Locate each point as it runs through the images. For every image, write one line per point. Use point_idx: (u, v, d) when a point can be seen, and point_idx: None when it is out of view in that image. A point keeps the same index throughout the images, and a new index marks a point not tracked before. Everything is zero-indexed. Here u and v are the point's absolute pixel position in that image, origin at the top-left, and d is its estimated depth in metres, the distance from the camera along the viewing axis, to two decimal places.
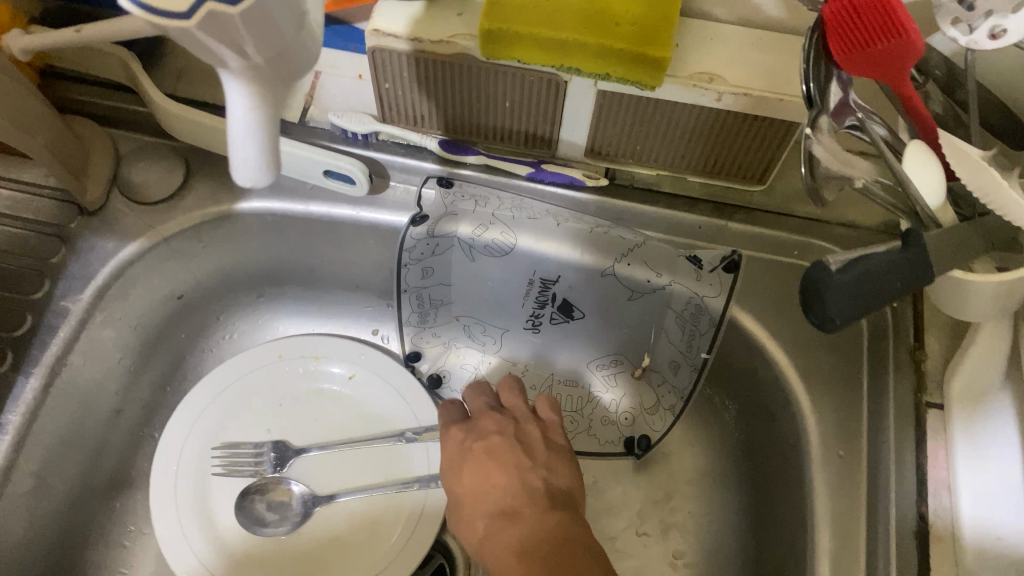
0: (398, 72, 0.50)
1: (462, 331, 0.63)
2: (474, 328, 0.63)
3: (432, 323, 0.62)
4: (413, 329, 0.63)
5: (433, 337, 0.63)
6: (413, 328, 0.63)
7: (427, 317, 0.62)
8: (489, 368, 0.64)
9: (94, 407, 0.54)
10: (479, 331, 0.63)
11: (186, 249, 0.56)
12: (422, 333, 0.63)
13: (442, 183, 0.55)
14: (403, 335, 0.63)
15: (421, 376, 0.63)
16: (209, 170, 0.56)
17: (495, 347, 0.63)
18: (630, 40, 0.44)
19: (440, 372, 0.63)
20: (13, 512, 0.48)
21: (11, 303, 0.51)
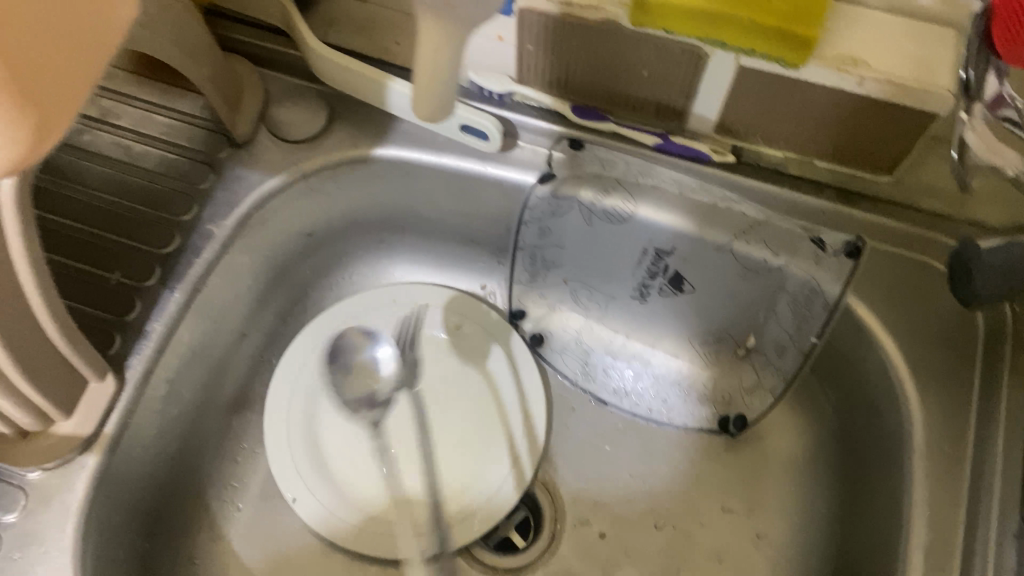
0: (542, 35, 0.52)
1: (568, 294, 0.65)
2: (580, 292, 0.65)
3: (541, 283, 0.65)
4: (522, 286, 0.65)
5: (542, 296, 0.65)
6: (522, 286, 0.65)
7: (537, 276, 0.64)
8: (592, 333, 0.65)
9: (224, 327, 0.57)
10: (586, 297, 0.65)
11: (322, 189, 0.59)
12: (528, 293, 0.65)
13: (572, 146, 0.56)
14: (511, 292, 0.65)
15: (524, 334, 0.65)
16: (349, 116, 0.59)
17: (599, 313, 0.65)
18: (782, 17, 0.44)
19: (542, 332, 0.65)
20: (149, 415, 0.52)
21: (161, 222, 0.54)
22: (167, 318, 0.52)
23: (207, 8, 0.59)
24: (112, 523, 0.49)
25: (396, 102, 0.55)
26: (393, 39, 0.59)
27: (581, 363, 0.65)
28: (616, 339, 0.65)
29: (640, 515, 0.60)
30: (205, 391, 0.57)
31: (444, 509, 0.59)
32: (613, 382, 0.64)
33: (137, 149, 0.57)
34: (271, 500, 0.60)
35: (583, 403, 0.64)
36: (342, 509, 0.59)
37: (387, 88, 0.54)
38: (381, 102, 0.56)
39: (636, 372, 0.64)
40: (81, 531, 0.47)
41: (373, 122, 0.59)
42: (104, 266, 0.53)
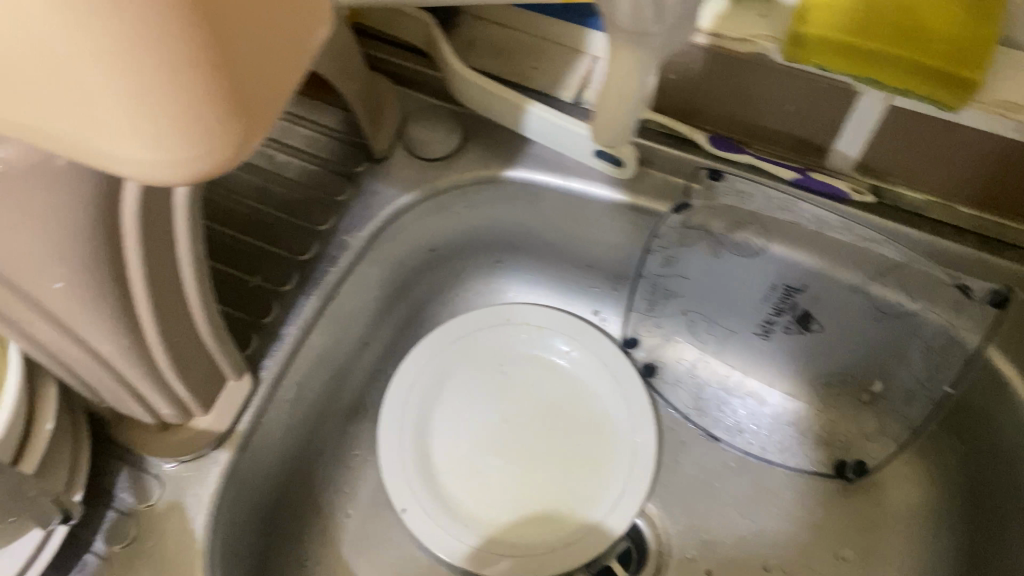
0: (687, 65, 0.52)
1: (686, 325, 0.65)
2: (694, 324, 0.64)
3: (659, 312, 0.65)
4: (637, 315, 0.66)
5: (655, 326, 0.66)
6: (639, 314, 0.66)
7: (655, 305, 0.65)
8: (707, 366, 0.65)
9: (349, 336, 0.59)
10: (703, 329, 0.64)
11: (452, 206, 0.60)
12: (640, 322, 0.66)
13: (711, 175, 0.55)
14: (627, 319, 0.65)
15: (637, 363, 0.65)
16: (483, 137, 0.60)
17: (716, 347, 0.65)
18: (946, 58, 0.44)
19: (655, 363, 0.66)
20: (276, 416, 0.53)
21: (300, 230, 0.56)
22: (301, 324, 0.53)
23: (354, 27, 0.61)
24: (236, 520, 0.51)
25: (533, 125, 0.56)
26: (531, 64, 0.60)
27: (694, 396, 0.65)
28: (730, 375, 0.65)
29: (749, 556, 0.59)
30: (326, 397, 0.58)
31: (552, 531, 0.59)
32: (726, 416, 0.64)
33: (280, 159, 0.58)
34: (380, 509, 0.61)
35: (692, 437, 0.63)
36: (450, 523, 0.59)
37: (527, 112, 0.55)
38: (518, 124, 0.57)
39: (751, 412, 0.64)
40: (210, 521, 0.48)
41: (507, 144, 0.60)
42: (244, 270, 0.55)
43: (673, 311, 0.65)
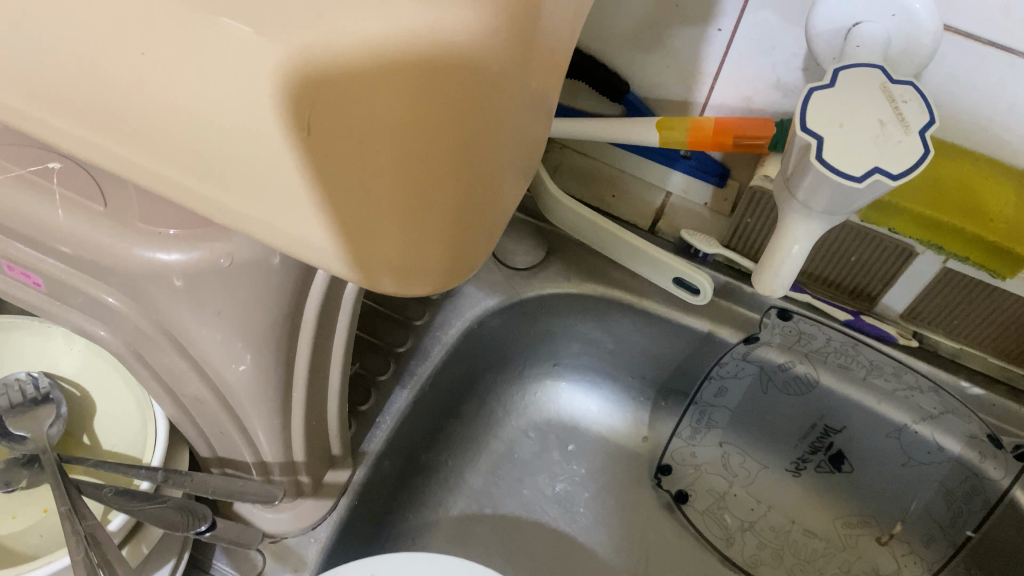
0: (767, 212, 0.59)
1: (720, 459, 0.71)
2: (730, 440, 0.71)
3: (698, 441, 0.71)
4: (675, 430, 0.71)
5: (691, 460, 0.71)
6: (680, 442, 0.71)
7: (698, 433, 0.71)
8: (733, 498, 0.70)
9: (427, 427, 0.63)
10: (736, 461, 0.71)
11: (526, 309, 0.65)
12: (677, 452, 0.71)
13: (781, 315, 0.62)
14: (669, 447, 0.71)
15: (669, 492, 0.70)
16: (565, 254, 0.66)
17: (746, 480, 0.71)
18: (1005, 233, 0.51)
19: (686, 491, 0.70)
20: (366, 500, 0.57)
21: (396, 323, 0.61)
22: (396, 410, 0.57)
23: None
24: None
25: (619, 250, 0.62)
26: (610, 193, 0.68)
27: (722, 528, 0.69)
28: (757, 506, 0.70)
29: None
30: (400, 484, 0.62)
31: None
32: (752, 538, 0.69)
33: None
34: None
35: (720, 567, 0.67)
36: None
37: (614, 237, 0.61)
38: (604, 247, 0.63)
39: (772, 544, 0.68)
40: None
41: (586, 262, 0.66)
42: None
43: (714, 437, 0.71)
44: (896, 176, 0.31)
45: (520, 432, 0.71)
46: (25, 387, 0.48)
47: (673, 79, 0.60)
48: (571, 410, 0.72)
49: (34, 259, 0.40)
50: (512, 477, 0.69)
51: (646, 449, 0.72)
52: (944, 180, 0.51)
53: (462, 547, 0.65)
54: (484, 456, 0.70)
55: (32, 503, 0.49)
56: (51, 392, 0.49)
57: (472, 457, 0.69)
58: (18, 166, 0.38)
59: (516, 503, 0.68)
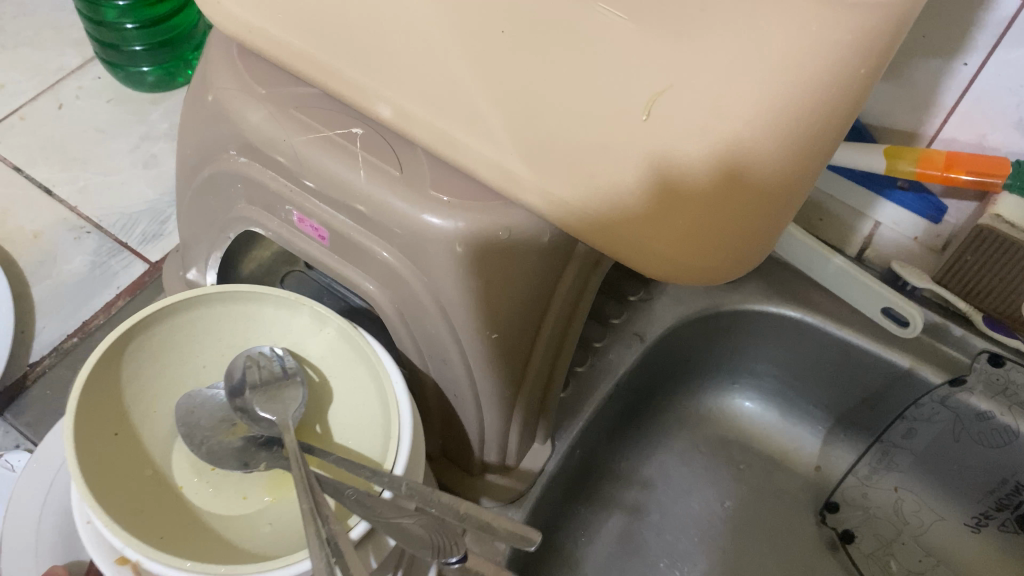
0: (989, 252, 0.57)
1: (895, 506, 0.68)
2: (907, 484, 0.68)
3: (873, 483, 0.69)
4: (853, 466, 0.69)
5: (862, 502, 0.69)
6: (854, 481, 0.69)
7: (874, 474, 0.68)
8: (903, 548, 0.67)
9: (610, 424, 0.64)
10: (910, 510, 0.68)
11: (721, 320, 0.65)
12: (849, 492, 0.69)
13: (992, 360, 0.60)
14: (843, 483, 0.68)
15: (834, 531, 0.68)
16: (765, 272, 0.66)
17: (919, 532, 0.67)
18: None
19: (853, 531, 0.68)
20: (555, 485, 0.58)
21: (593, 319, 0.63)
22: (591, 401, 0.59)
23: None
24: None
25: (830, 275, 0.64)
26: (816, 217, 0.68)
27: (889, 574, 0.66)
28: (928, 560, 0.66)
29: None
30: (580, 476, 0.63)
31: None
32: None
33: None
34: None
35: None
36: None
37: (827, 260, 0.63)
38: (812, 270, 0.65)
39: None
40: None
41: (785, 282, 0.65)
42: None
43: (890, 481, 0.68)
44: None
45: (690, 446, 0.71)
46: (268, 364, 0.49)
47: (904, 109, 0.60)
48: (742, 426, 0.72)
49: (323, 214, 0.43)
50: (677, 490, 0.69)
51: (816, 478, 0.70)
52: None
53: (625, 552, 0.66)
54: (653, 462, 0.70)
55: (258, 485, 0.48)
56: (295, 372, 0.49)
57: (642, 463, 0.70)
58: (326, 128, 0.42)
59: (680, 514, 0.68)
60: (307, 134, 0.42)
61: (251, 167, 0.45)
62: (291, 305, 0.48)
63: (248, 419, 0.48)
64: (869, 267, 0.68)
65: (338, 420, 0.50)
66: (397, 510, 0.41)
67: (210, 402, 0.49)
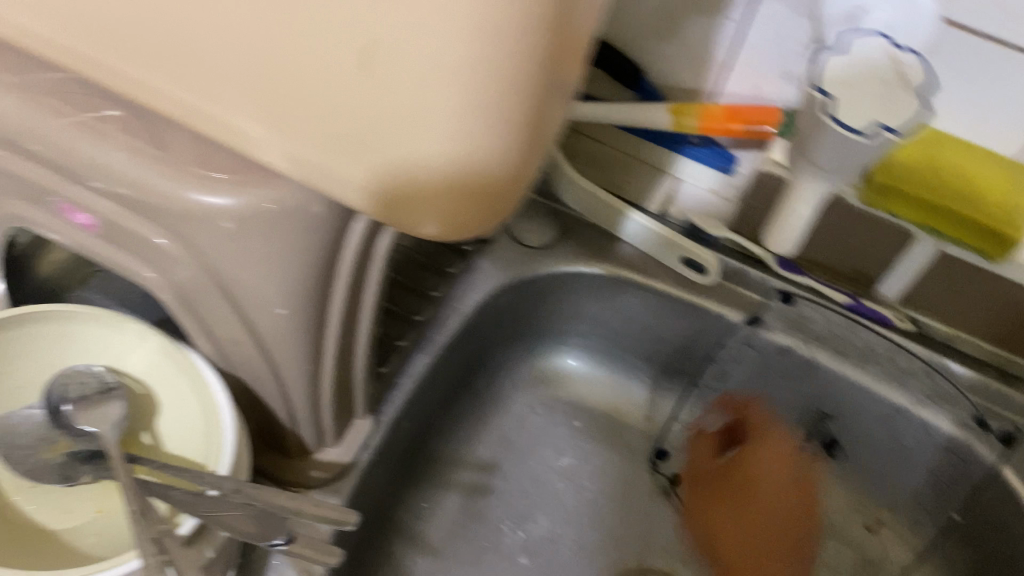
0: (770, 196, 0.63)
1: (719, 443, 0.73)
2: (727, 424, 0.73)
3: (698, 426, 0.73)
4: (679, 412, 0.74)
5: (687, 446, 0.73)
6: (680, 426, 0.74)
7: (698, 417, 0.73)
8: None
9: (440, 396, 0.65)
10: (732, 447, 0.72)
11: (539, 285, 0.67)
12: (677, 439, 0.74)
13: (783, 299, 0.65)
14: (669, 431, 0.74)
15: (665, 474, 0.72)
16: (577, 235, 0.69)
17: None
18: (995, 218, 0.54)
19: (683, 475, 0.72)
20: (384, 459, 0.59)
21: (414, 294, 0.64)
22: (410, 376, 0.59)
23: None
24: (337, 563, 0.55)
25: (630, 229, 0.65)
26: (622, 177, 0.71)
27: None
28: None
29: None
30: (414, 449, 0.64)
31: None
32: None
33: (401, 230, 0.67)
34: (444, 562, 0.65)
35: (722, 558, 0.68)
36: None
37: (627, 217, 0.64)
38: (613, 227, 0.67)
39: None
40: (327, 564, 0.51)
41: (597, 242, 0.68)
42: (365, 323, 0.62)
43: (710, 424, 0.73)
44: None
45: (527, 412, 0.73)
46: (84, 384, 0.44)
47: (686, 68, 0.63)
48: (575, 387, 0.75)
49: (91, 202, 0.42)
50: (517, 455, 0.71)
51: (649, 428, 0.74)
52: (956, 178, 0.54)
53: (468, 519, 0.68)
54: (491, 430, 0.72)
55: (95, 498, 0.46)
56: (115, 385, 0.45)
57: (480, 432, 0.71)
58: (80, 112, 0.41)
59: (520, 476, 0.71)
60: (60, 120, 0.40)
61: (11, 160, 0.43)
62: (111, 323, 0.45)
63: (71, 437, 0.43)
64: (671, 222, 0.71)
65: (169, 425, 0.48)
66: (222, 504, 0.40)
67: (21, 423, 0.44)
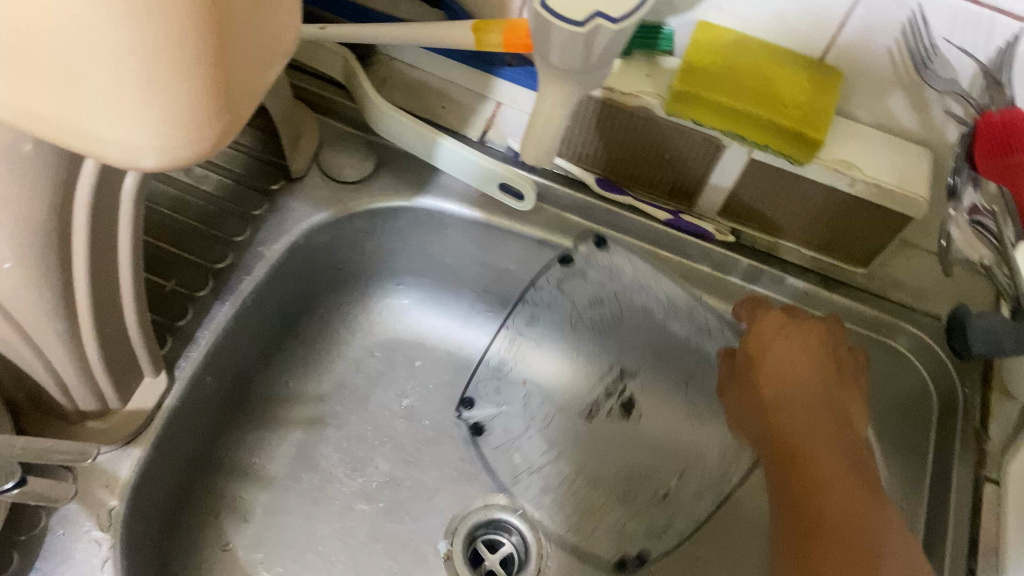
0: (584, 115, 0.60)
1: (523, 397, 0.70)
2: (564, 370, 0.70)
3: (504, 373, 0.70)
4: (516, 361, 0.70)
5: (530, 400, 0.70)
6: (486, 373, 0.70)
7: (503, 366, 0.70)
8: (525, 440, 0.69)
9: (256, 345, 0.62)
10: (536, 402, 0.70)
11: (357, 223, 0.64)
12: (519, 394, 0.70)
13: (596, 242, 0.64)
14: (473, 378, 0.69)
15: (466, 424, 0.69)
16: (394, 166, 0.65)
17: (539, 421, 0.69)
18: (796, 120, 0.52)
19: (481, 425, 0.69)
20: (189, 415, 0.56)
21: (215, 240, 0.59)
22: (217, 325, 0.57)
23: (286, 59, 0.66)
24: (138, 527, 0.52)
25: (442, 156, 0.62)
26: (440, 103, 0.67)
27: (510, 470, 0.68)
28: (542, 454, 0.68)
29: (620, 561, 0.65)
30: (230, 402, 0.61)
31: None
32: None
33: (199, 172, 0.61)
34: (275, 515, 0.63)
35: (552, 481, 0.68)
36: None
37: (438, 143, 0.61)
38: (428, 155, 0.63)
39: None
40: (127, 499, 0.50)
41: (415, 173, 0.65)
42: (158, 275, 0.57)
43: (547, 373, 0.70)
44: (615, 19, 0.36)
45: (362, 355, 0.71)
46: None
47: None
48: (410, 325, 0.73)
49: None
50: (354, 400, 0.69)
51: (487, 380, 0.70)
52: (744, 76, 0.53)
53: (301, 469, 0.65)
54: (326, 376, 0.69)
55: None
56: None
57: (312, 380, 0.68)
58: None
59: (357, 420, 0.68)
60: None
61: None
62: None
63: None
64: (493, 149, 0.68)
65: None
66: None
67: None
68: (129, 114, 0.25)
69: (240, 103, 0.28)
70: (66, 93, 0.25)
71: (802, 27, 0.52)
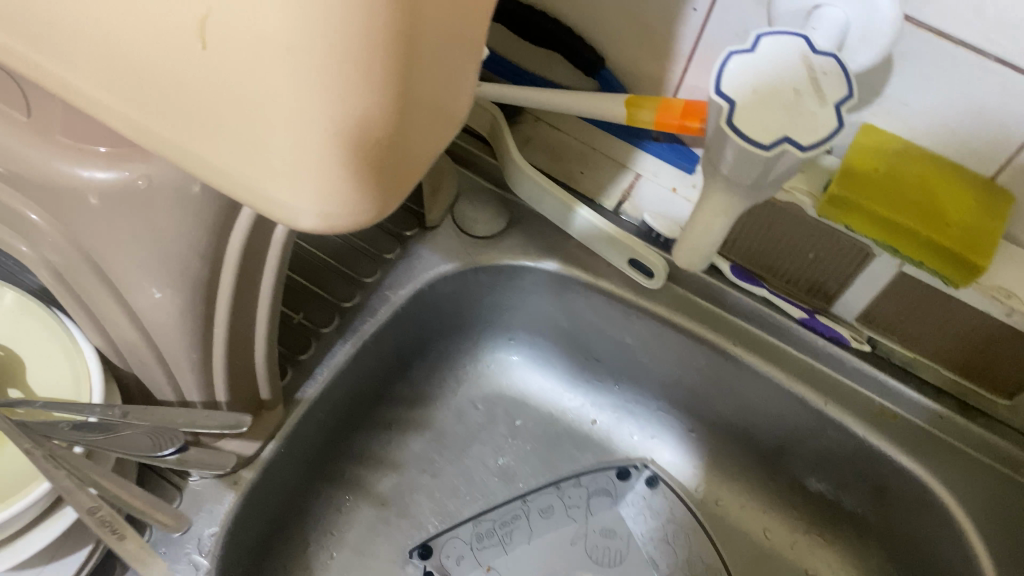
0: None
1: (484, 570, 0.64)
2: (644, 514, 0.69)
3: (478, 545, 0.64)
4: (599, 486, 0.69)
5: (605, 535, 0.67)
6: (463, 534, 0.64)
7: (484, 538, 0.65)
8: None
9: (368, 386, 0.63)
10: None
11: (482, 278, 0.65)
12: (594, 524, 0.68)
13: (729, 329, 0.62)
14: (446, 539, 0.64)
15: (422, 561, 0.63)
16: (525, 226, 0.65)
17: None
18: (957, 241, 0.49)
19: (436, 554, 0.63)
20: (297, 448, 0.57)
21: (346, 279, 0.60)
22: (335, 363, 0.57)
23: None
24: (234, 555, 0.52)
25: (577, 225, 0.62)
26: (578, 168, 0.66)
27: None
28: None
29: None
30: (336, 439, 0.62)
31: None
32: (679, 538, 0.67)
33: None
34: (362, 557, 0.63)
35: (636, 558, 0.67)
36: None
37: (573, 211, 0.61)
38: (563, 222, 0.63)
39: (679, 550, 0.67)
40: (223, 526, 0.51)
41: (545, 235, 0.65)
42: (289, 307, 0.59)
43: (625, 512, 0.69)
44: (803, 147, 0.36)
45: (468, 407, 0.71)
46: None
47: (646, 58, 0.59)
48: (519, 384, 0.72)
49: None
50: (452, 450, 0.69)
51: (573, 493, 0.68)
52: (906, 187, 0.50)
53: (392, 513, 0.65)
54: (429, 423, 0.69)
55: None
56: None
57: (414, 425, 0.69)
58: None
59: (452, 470, 0.68)
60: None
61: None
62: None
63: None
64: (626, 221, 0.67)
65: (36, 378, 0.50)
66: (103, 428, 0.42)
67: None
68: (292, 180, 0.24)
69: (405, 174, 0.27)
70: (244, 154, 0.24)
71: (976, 144, 0.49)
